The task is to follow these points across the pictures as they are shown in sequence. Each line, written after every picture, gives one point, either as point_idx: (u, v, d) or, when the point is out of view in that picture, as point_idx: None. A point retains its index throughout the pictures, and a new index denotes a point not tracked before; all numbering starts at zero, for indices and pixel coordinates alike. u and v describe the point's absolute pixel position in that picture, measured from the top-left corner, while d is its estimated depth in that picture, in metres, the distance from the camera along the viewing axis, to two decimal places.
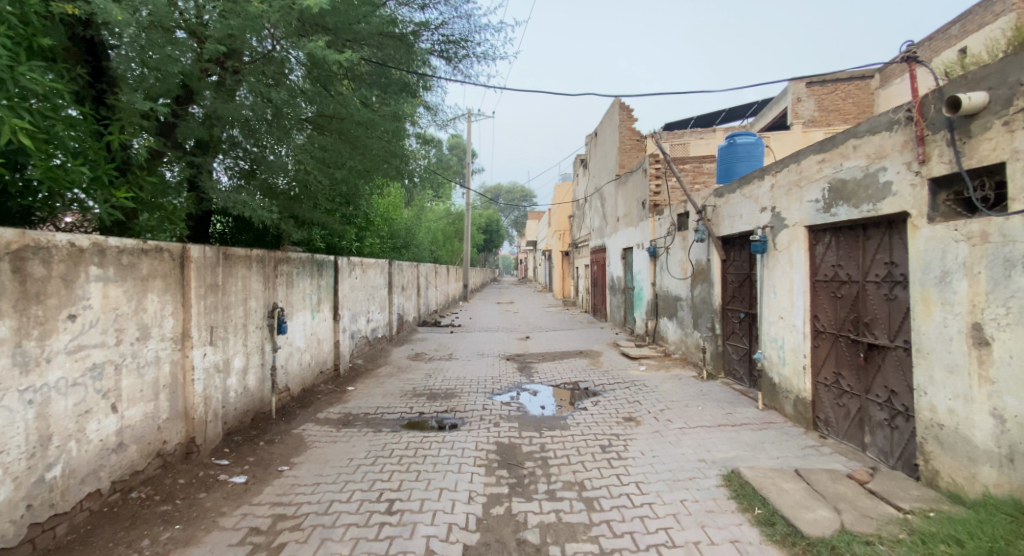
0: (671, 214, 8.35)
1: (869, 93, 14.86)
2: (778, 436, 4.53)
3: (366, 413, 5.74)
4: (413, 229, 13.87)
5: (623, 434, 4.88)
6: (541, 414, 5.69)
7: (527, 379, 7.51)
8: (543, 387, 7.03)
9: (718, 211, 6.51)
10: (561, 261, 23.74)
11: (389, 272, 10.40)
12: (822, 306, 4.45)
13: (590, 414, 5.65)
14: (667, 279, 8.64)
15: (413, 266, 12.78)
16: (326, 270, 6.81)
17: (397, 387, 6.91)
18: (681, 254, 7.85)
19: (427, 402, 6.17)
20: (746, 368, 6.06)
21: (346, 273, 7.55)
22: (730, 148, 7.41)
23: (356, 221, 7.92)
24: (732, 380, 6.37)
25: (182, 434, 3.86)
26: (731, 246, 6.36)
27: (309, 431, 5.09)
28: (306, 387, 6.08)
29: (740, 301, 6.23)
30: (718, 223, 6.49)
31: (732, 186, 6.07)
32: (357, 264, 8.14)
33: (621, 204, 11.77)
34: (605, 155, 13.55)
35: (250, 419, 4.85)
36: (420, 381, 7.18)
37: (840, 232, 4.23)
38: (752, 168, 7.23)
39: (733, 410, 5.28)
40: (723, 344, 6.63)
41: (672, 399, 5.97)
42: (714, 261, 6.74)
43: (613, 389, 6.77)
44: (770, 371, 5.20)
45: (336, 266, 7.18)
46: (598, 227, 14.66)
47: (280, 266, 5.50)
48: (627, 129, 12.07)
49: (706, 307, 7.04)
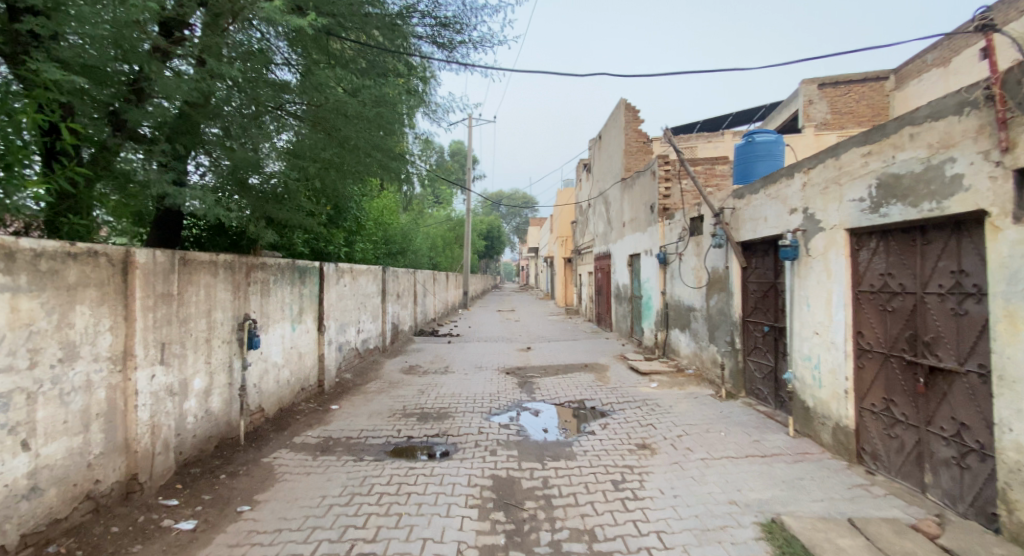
0: (683, 218, 7.77)
1: (883, 95, 14.33)
2: (818, 471, 3.93)
3: (348, 437, 5.15)
4: (410, 234, 13.31)
5: (638, 466, 4.28)
6: (543, 440, 5.10)
7: (528, 397, 6.91)
8: (545, 406, 6.43)
9: (738, 214, 5.93)
10: (563, 267, 23.12)
11: (383, 280, 9.85)
12: (868, 321, 3.87)
13: (598, 440, 5.05)
14: (678, 288, 8.05)
15: (410, 273, 12.23)
16: (309, 277, 6.24)
17: (385, 405, 6.33)
18: (695, 261, 7.27)
19: (417, 424, 5.58)
20: (771, 387, 5.47)
21: (332, 281, 6.99)
22: (748, 147, 6.84)
23: (345, 225, 7.45)
24: (755, 400, 5.77)
25: (121, 471, 3.29)
26: (754, 252, 5.78)
27: (281, 459, 4.50)
28: (282, 407, 5.50)
29: (763, 313, 5.64)
30: (739, 228, 5.91)
31: (755, 186, 5.50)
32: (347, 271, 7.59)
33: (627, 209, 11.20)
34: (609, 159, 13.00)
35: (213, 447, 4.28)
36: (411, 399, 6.59)
37: (890, 236, 3.66)
38: (772, 168, 6.66)
39: (761, 438, 4.68)
40: (744, 360, 6.04)
41: (690, 423, 5.37)
42: (732, 269, 6.15)
43: (623, 409, 6.16)
44: (802, 394, 4.60)
45: (321, 273, 6.61)
46: (602, 232, 14.06)
47: (253, 273, 4.94)
48: (633, 131, 11.53)
49: (724, 319, 6.45)
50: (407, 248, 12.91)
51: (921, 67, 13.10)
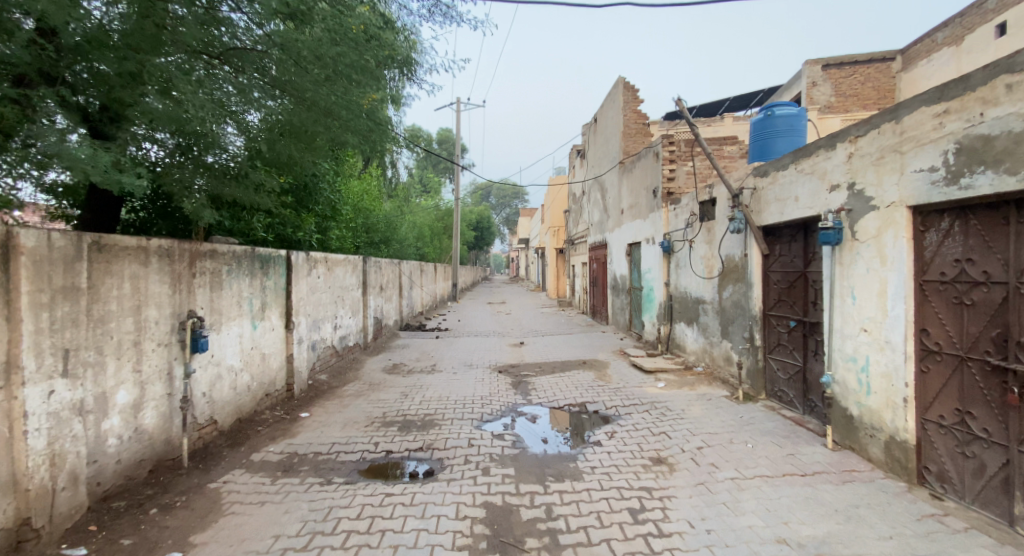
0: (692, 202, 7.10)
1: (890, 76, 13.79)
2: (873, 495, 3.29)
3: (316, 453, 4.42)
4: (395, 223, 12.49)
5: (657, 489, 3.60)
6: (543, 453, 4.42)
7: (523, 399, 6.22)
8: (542, 410, 5.75)
9: (760, 194, 5.27)
10: (555, 258, 22.40)
11: (364, 271, 9.08)
12: (936, 317, 3.24)
13: (607, 453, 4.38)
14: (685, 278, 7.39)
15: (394, 264, 11.47)
16: (272, 267, 5.44)
17: (362, 411, 5.60)
18: (706, 248, 6.60)
19: (398, 434, 4.86)
20: (799, 390, 4.83)
21: (303, 271, 6.21)
22: (766, 121, 6.18)
23: (318, 208, 6.69)
24: (778, 403, 5.13)
25: (6, 518, 2.56)
26: (780, 237, 5.12)
27: (232, 483, 3.76)
28: (240, 417, 4.75)
29: (789, 306, 4.99)
30: (761, 209, 5.25)
31: (783, 161, 4.82)
32: (320, 261, 6.82)
33: (626, 195, 10.50)
34: (606, 143, 12.29)
35: (146, 472, 3.54)
36: (392, 404, 5.87)
37: (971, 215, 3.02)
38: (794, 145, 6.02)
39: (795, 451, 4.04)
40: (765, 358, 5.39)
41: (708, 430, 4.72)
42: (752, 256, 5.48)
43: (629, 414, 5.50)
44: (844, 401, 3.96)
45: (287, 263, 5.82)
46: (598, 221, 13.37)
47: (200, 262, 4.16)
48: (632, 111, 10.82)
49: (740, 313, 5.79)
50: (392, 237, 12.15)
51: (932, 47, 12.57)
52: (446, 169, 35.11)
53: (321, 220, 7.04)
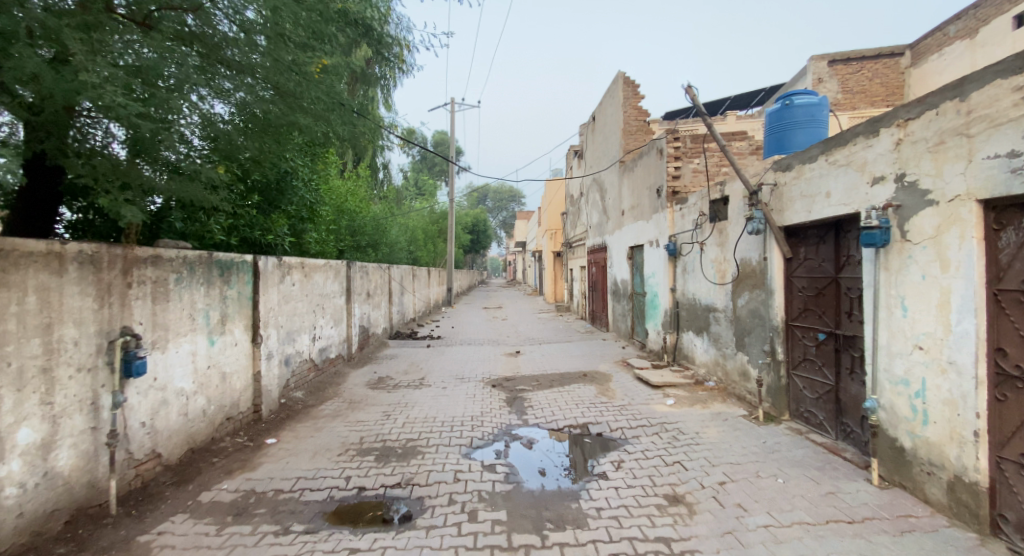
0: (701, 200, 6.51)
1: (898, 73, 13.27)
2: (940, 550, 2.71)
3: (278, 491, 3.79)
4: (385, 226, 11.88)
5: (677, 540, 3.00)
6: (541, 489, 3.81)
7: (518, 419, 5.62)
8: (540, 433, 5.14)
9: (782, 191, 4.69)
10: (552, 262, 21.77)
11: (348, 277, 8.47)
12: (1013, 332, 2.67)
13: (615, 489, 3.77)
14: (693, 284, 6.81)
15: (383, 269, 10.88)
16: (232, 274, 4.82)
17: (337, 436, 4.98)
18: (717, 252, 6.02)
19: (374, 466, 4.25)
20: (831, 412, 4.25)
21: (272, 278, 5.60)
22: (783, 112, 5.56)
23: (290, 208, 6.08)
24: (806, 426, 4.55)
25: None
26: (806, 239, 4.55)
27: (169, 534, 3.14)
28: (190, 447, 4.14)
29: (817, 316, 4.41)
30: (784, 207, 4.67)
31: (812, 152, 4.25)
32: (294, 267, 6.20)
33: (627, 195, 9.92)
34: (605, 142, 11.71)
35: (58, 524, 2.95)
36: (372, 427, 5.26)
37: None
38: (814, 138, 5.41)
39: (835, 488, 3.45)
40: (788, 374, 4.80)
41: (728, 459, 4.12)
42: (772, 260, 4.90)
43: (637, 437, 4.89)
44: (895, 431, 3.36)
45: (253, 269, 5.20)
46: (597, 223, 12.77)
47: (137, 270, 3.55)
48: (632, 108, 10.24)
49: (758, 322, 5.20)
50: (381, 241, 11.53)
51: (943, 41, 12.00)
52: (442, 171, 34.56)
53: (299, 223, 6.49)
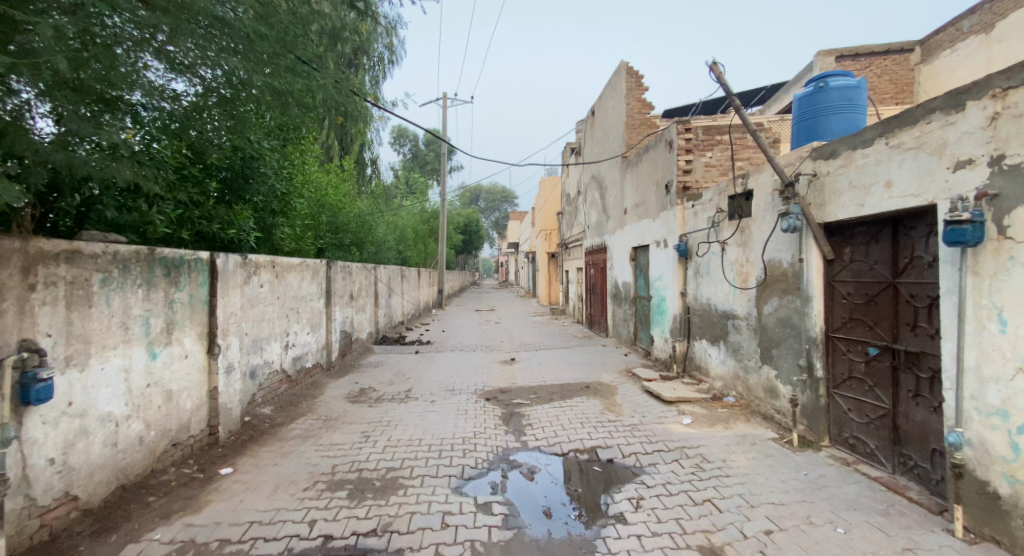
0: (719, 196, 5.86)
1: (908, 69, 12.72)
2: None
3: (223, 541, 3.09)
4: (371, 224, 11.13)
5: None
6: (548, 537, 3.14)
7: (515, 440, 4.94)
8: (540, 459, 4.47)
9: (822, 182, 4.07)
10: (546, 264, 21.11)
11: (327, 278, 7.75)
12: None
13: (639, 537, 3.10)
14: (708, 288, 6.17)
15: (369, 269, 10.16)
16: (181, 275, 4.09)
17: (304, 465, 4.28)
18: (738, 252, 5.38)
19: (346, 505, 3.56)
20: (886, 441, 3.64)
21: (233, 280, 4.87)
22: (815, 96, 4.93)
23: (256, 200, 5.33)
24: (852, 455, 3.93)
25: None
26: (852, 238, 3.93)
27: None
28: (120, 483, 3.44)
29: (866, 328, 3.80)
30: (825, 201, 4.04)
31: (865, 135, 3.60)
32: (261, 266, 5.49)
33: (629, 193, 9.26)
34: (604, 137, 11.02)
35: None
36: (346, 452, 4.57)
37: None
38: (850, 126, 4.77)
39: (909, 541, 2.81)
40: (828, 393, 4.18)
41: (766, 498, 3.48)
42: (807, 262, 4.27)
43: (653, 465, 4.24)
44: (986, 472, 2.74)
45: (209, 269, 4.48)
46: (596, 223, 12.12)
47: (42, 269, 2.87)
48: (635, 100, 9.57)
49: (789, 333, 4.56)
50: (366, 239, 10.76)
51: (956, 36, 11.36)
52: (433, 171, 33.86)
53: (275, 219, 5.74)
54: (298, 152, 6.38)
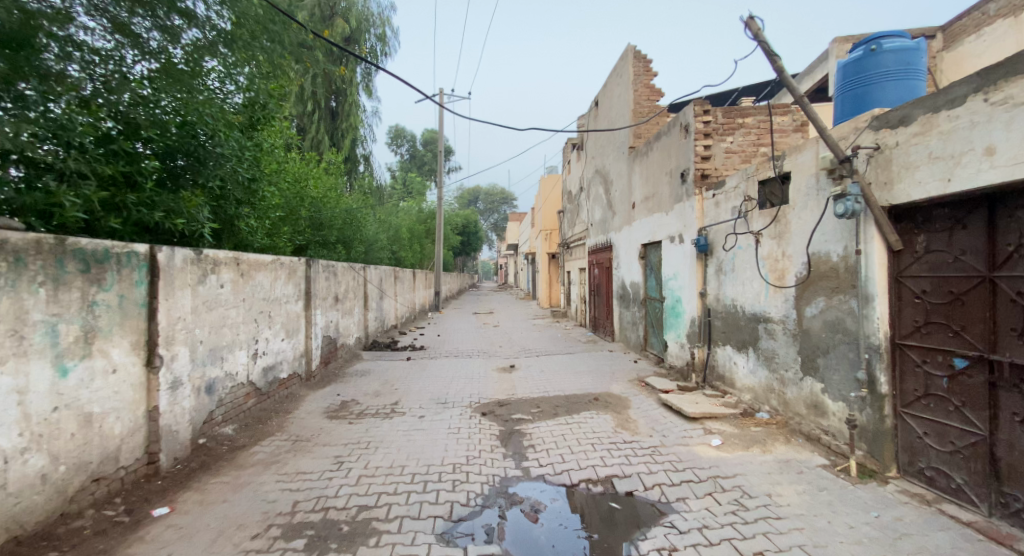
0: (747, 182, 5.11)
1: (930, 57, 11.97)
2: None
3: None
4: (360, 221, 10.40)
5: None
6: None
7: (513, 466, 4.20)
8: (542, 492, 3.74)
9: (886, 156, 3.35)
10: (547, 265, 20.37)
11: (306, 278, 7.01)
12: None
13: None
14: (733, 287, 5.44)
15: (357, 270, 9.44)
16: (107, 272, 3.38)
17: (259, 502, 3.56)
18: (771, 245, 4.64)
19: None
20: (984, 476, 2.92)
21: (182, 279, 4.12)
22: (865, 60, 4.18)
23: (212, 184, 4.57)
24: (933, 492, 3.20)
25: None
26: (927, 224, 3.21)
27: None
28: (10, 535, 2.77)
29: (948, 334, 3.09)
30: (892, 179, 3.31)
31: (954, 93, 2.88)
32: (219, 264, 4.76)
33: (637, 186, 8.51)
34: (609, 128, 10.27)
35: None
36: (312, 484, 3.85)
37: None
38: (908, 93, 4.00)
39: None
40: (895, 413, 3.43)
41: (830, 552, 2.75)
42: (863, 253, 3.54)
43: (681, 501, 3.50)
44: None
45: (149, 265, 3.76)
46: (600, 221, 11.39)
47: None
48: (643, 86, 8.82)
49: (841, 340, 3.82)
50: (354, 238, 10.02)
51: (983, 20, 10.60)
52: (430, 171, 33.15)
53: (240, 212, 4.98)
54: (266, 137, 5.69)
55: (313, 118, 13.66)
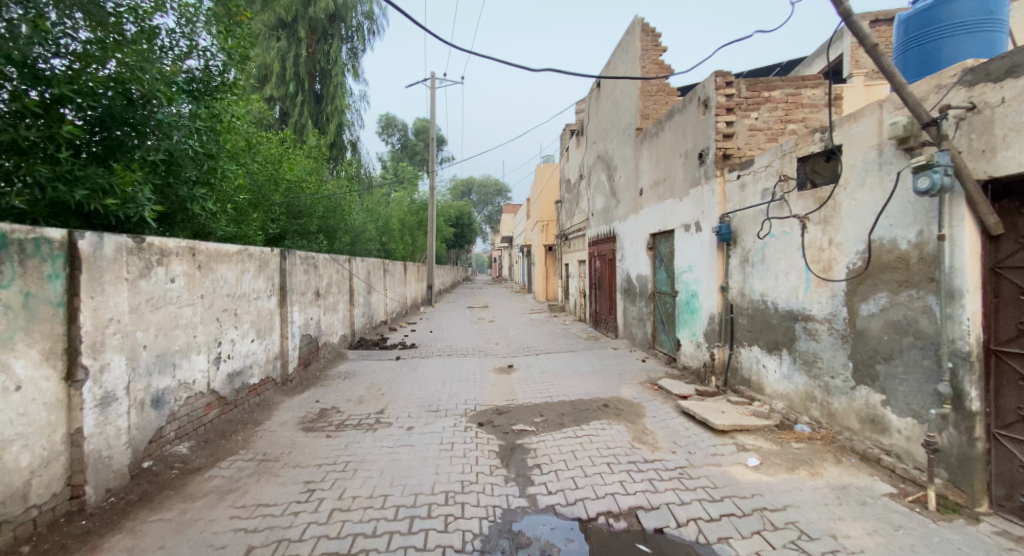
0: (782, 160, 4.45)
1: None
2: None
3: None
4: (344, 210, 9.64)
5: None
6: None
7: (517, 493, 3.54)
8: (551, 530, 3.06)
9: (992, 120, 2.70)
10: (543, 257, 19.66)
11: (280, 271, 6.28)
12: None
13: None
14: (763, 280, 4.79)
15: (340, 262, 8.71)
16: (4, 262, 2.73)
17: (205, 549, 2.89)
18: (816, 231, 3.99)
19: None
20: None
21: (115, 273, 3.42)
22: (934, 10, 3.55)
23: (154, 160, 3.85)
24: None
25: None
26: None
27: None
28: None
29: None
30: (1000, 149, 2.68)
31: None
32: (167, 256, 4.03)
33: (645, 170, 7.82)
34: (613, 110, 9.56)
35: None
36: (273, 520, 3.19)
37: None
38: (985, 49, 3.38)
39: None
40: (987, 435, 2.85)
41: None
42: (948, 241, 2.90)
43: (725, 544, 2.83)
44: None
45: (66, 255, 3.08)
46: (602, 210, 10.69)
47: None
48: (652, 62, 8.10)
49: (912, 345, 3.18)
50: (338, 227, 9.26)
51: None
52: (422, 161, 32.26)
53: (198, 194, 4.25)
54: (227, 110, 4.94)
55: (295, 100, 12.84)
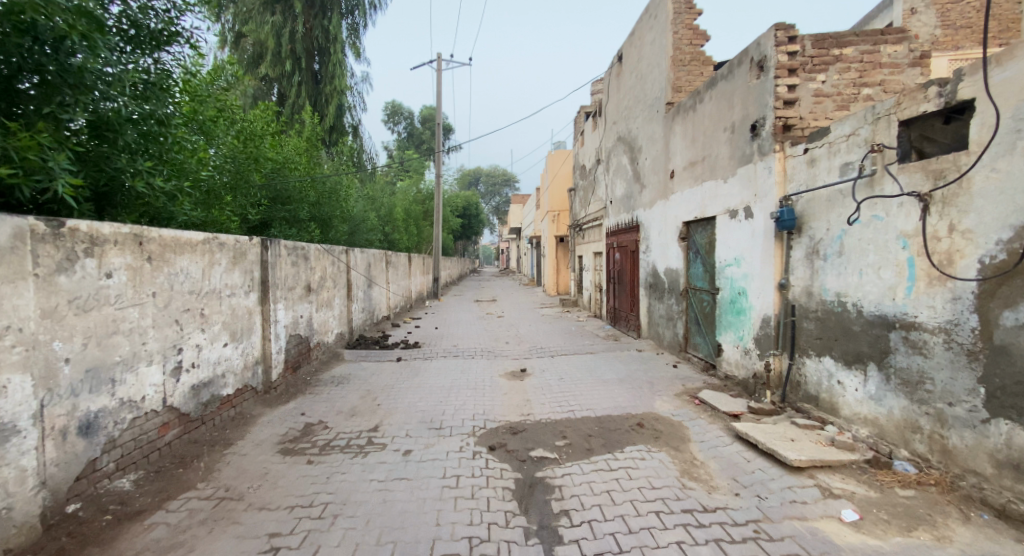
0: (874, 127, 3.53)
1: None
2: None
3: None
4: (342, 197, 8.79)
5: None
6: None
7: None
8: None
9: None
10: (554, 250, 18.72)
11: (261, 264, 5.45)
12: None
13: None
14: (840, 276, 3.87)
15: (335, 254, 7.86)
16: None
17: None
18: (936, 217, 3.09)
19: None
20: None
21: (8, 267, 2.62)
22: None
23: (77, 121, 3.06)
24: None
25: None
26: None
27: None
28: None
29: None
30: None
31: None
32: (99, 246, 3.20)
33: (678, 149, 6.88)
34: (637, 85, 8.62)
35: None
36: None
37: None
38: None
39: None
40: None
41: None
42: None
43: None
44: None
45: None
46: (624, 197, 9.75)
47: None
48: (685, 27, 7.16)
49: None
50: (333, 216, 8.42)
51: None
52: (429, 151, 31.27)
53: (140, 167, 3.46)
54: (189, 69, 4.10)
55: (291, 81, 11.97)
